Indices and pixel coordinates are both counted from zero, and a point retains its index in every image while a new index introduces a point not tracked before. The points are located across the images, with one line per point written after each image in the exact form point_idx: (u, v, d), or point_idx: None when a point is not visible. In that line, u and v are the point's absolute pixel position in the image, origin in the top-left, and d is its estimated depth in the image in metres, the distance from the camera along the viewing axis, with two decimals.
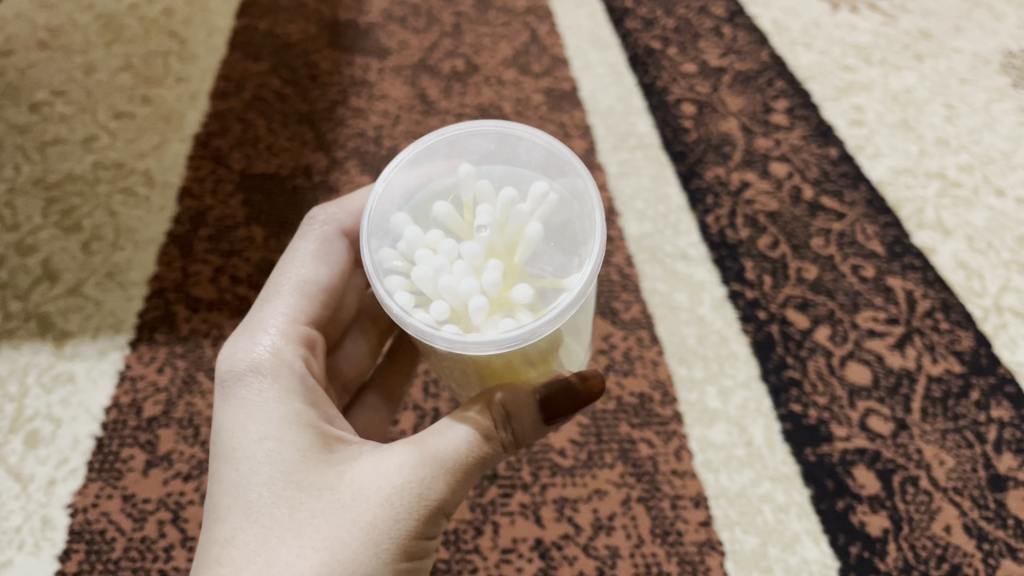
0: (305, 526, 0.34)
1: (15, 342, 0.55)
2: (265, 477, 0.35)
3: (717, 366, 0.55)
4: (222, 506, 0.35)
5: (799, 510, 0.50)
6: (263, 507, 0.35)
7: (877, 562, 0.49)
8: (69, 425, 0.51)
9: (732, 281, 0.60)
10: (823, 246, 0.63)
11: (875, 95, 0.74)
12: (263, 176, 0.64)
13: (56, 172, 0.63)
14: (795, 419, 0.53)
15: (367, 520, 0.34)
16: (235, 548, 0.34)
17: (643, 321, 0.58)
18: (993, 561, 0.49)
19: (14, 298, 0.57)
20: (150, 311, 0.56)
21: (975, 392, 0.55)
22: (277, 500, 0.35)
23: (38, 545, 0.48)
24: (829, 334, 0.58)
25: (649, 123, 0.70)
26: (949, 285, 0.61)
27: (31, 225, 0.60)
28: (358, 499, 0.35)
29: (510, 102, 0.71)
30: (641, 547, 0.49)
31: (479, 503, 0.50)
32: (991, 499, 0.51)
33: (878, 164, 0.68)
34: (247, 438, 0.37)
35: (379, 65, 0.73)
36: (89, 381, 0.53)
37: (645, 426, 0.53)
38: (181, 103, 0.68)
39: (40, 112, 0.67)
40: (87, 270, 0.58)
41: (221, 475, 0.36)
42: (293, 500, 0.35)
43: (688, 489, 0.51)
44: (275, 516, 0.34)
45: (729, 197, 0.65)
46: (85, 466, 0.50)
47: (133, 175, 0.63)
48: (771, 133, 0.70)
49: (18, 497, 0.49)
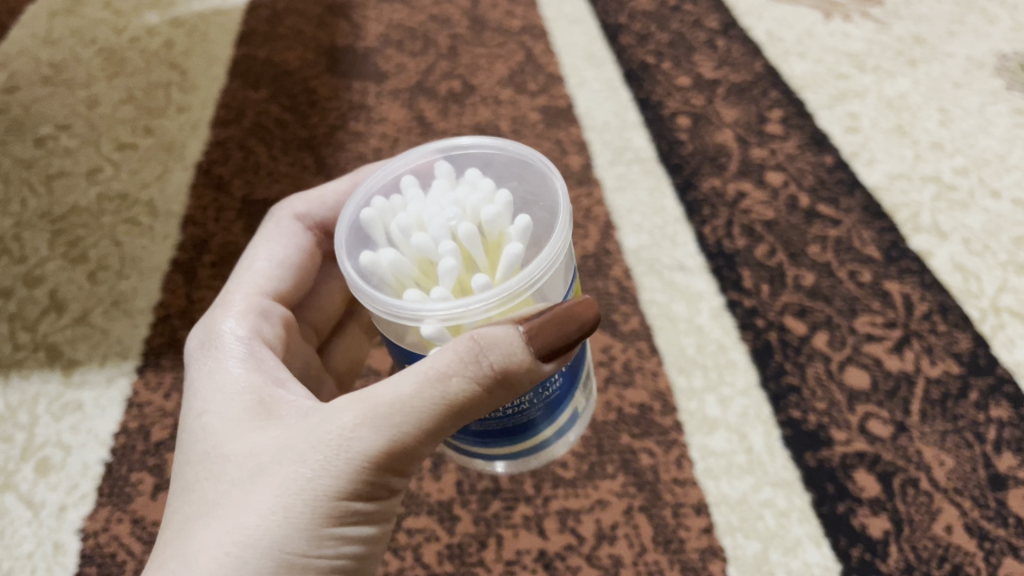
0: (225, 486, 0.36)
1: (24, 373, 0.56)
2: (201, 465, 0.38)
3: (716, 374, 0.56)
4: (175, 492, 0.38)
5: (800, 514, 0.50)
6: (204, 478, 0.37)
7: (878, 564, 0.49)
8: (78, 452, 0.52)
9: (730, 291, 0.61)
10: (820, 253, 0.63)
11: (868, 101, 0.75)
12: (265, 203, 0.65)
13: (62, 205, 0.64)
14: (794, 425, 0.54)
15: (272, 477, 0.35)
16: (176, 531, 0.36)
17: (642, 333, 0.58)
18: (995, 560, 0.49)
19: (23, 329, 0.58)
20: (156, 338, 0.57)
21: (974, 393, 0.56)
22: (206, 476, 0.37)
23: (50, 569, 0.48)
24: (827, 340, 0.58)
25: (645, 137, 0.71)
26: (946, 287, 0.61)
27: (38, 257, 0.61)
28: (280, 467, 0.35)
29: (507, 121, 0.72)
30: (643, 555, 0.49)
31: (482, 517, 0.51)
32: (992, 498, 0.51)
33: (873, 170, 0.69)
34: (191, 426, 0.40)
35: (378, 89, 0.74)
36: (98, 409, 0.54)
37: (645, 436, 0.54)
38: (183, 132, 0.70)
39: (45, 146, 0.69)
40: (94, 299, 0.59)
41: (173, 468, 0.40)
42: (217, 398, 0.40)
43: (689, 497, 0.51)
44: (203, 493, 0.36)
45: (726, 207, 0.66)
46: (95, 491, 0.50)
47: (138, 205, 0.64)
48: (765, 143, 0.71)
49: (30, 523, 0.50)
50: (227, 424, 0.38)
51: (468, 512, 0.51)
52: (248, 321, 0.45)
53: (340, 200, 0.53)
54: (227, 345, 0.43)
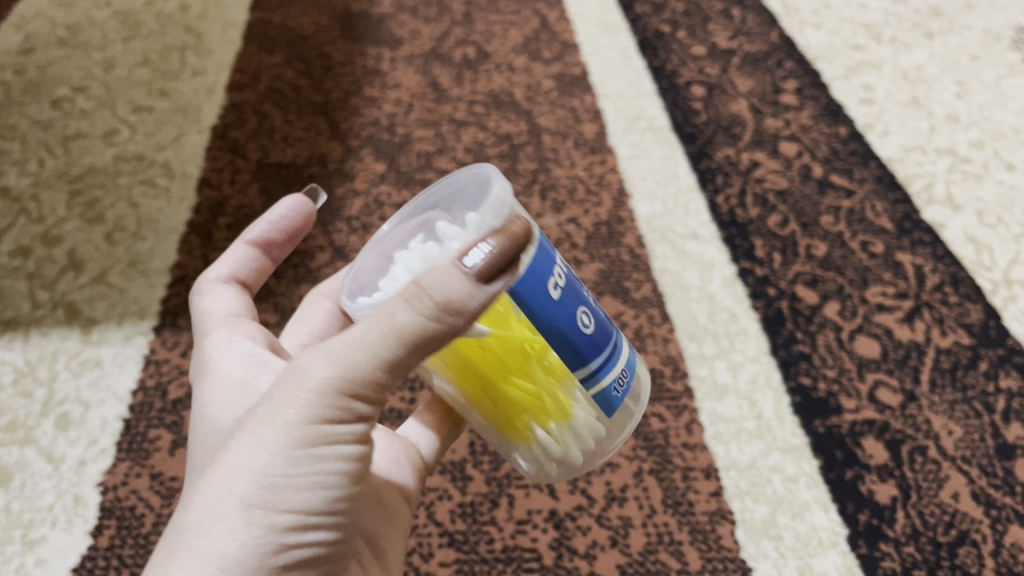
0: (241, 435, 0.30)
1: (43, 330, 0.56)
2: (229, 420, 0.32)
3: (727, 342, 0.56)
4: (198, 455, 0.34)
5: (808, 479, 0.51)
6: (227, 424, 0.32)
7: (886, 529, 0.49)
8: (98, 407, 0.53)
9: (742, 259, 0.61)
10: (833, 223, 0.63)
11: (885, 73, 0.74)
12: (280, 166, 0.65)
13: (79, 166, 0.65)
14: (804, 392, 0.54)
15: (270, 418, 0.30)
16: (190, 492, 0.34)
17: (654, 300, 0.59)
18: (1001, 527, 0.50)
19: (42, 287, 0.58)
20: (173, 298, 0.58)
21: (984, 363, 0.56)
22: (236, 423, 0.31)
23: (70, 521, 0.49)
24: (839, 309, 0.58)
25: (659, 105, 0.71)
26: (958, 259, 0.61)
27: (56, 217, 0.62)
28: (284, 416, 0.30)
29: (521, 88, 0.72)
30: (653, 517, 0.50)
31: (494, 477, 0.52)
32: (999, 467, 0.52)
33: (888, 141, 0.69)
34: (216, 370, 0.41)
35: (392, 56, 0.74)
36: (116, 366, 0.54)
37: (655, 400, 0.54)
38: (199, 96, 0.70)
39: (62, 108, 0.69)
40: (111, 259, 0.60)
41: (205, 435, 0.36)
42: (277, 398, 0.30)
43: (699, 461, 0.52)
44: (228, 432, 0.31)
45: (739, 176, 0.66)
46: (114, 446, 0.51)
47: (153, 166, 0.65)
48: (780, 113, 0.71)
49: (50, 477, 0.50)
50: (290, 420, 0.30)
51: (479, 472, 0.52)
52: (230, 326, 0.42)
53: (239, 258, 0.47)
54: (220, 368, 0.39)
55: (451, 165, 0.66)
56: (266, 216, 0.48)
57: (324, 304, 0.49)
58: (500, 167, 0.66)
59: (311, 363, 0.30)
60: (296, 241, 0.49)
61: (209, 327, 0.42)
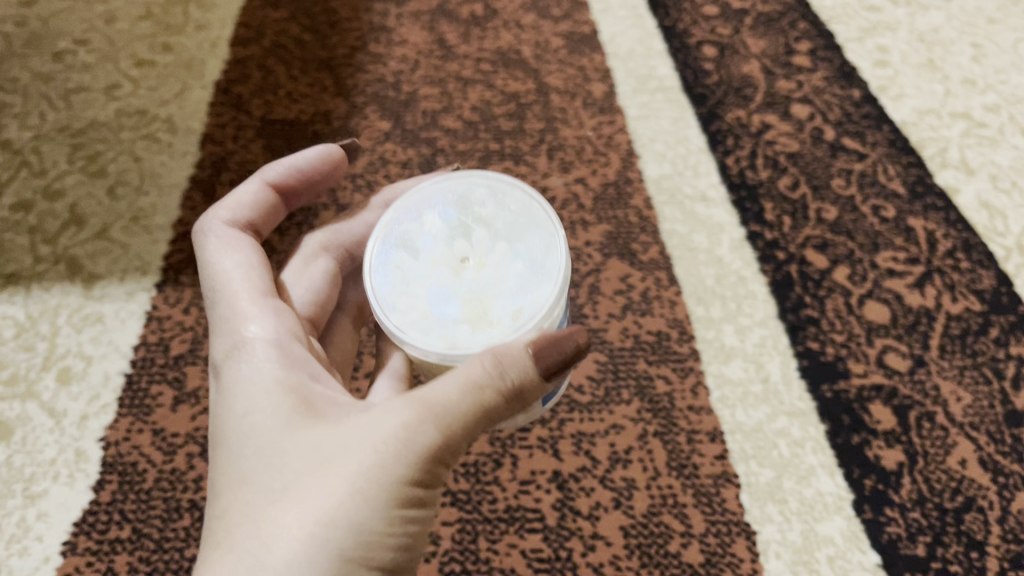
0: (329, 484, 0.32)
1: (45, 285, 0.56)
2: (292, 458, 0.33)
3: (734, 305, 0.56)
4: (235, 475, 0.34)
5: (814, 444, 0.51)
6: (291, 464, 0.33)
7: (891, 494, 0.49)
8: (99, 363, 0.52)
9: (752, 223, 0.60)
10: (844, 187, 0.62)
11: (901, 35, 0.73)
12: (283, 122, 0.64)
13: (81, 120, 0.64)
14: (812, 356, 0.54)
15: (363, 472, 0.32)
16: (232, 510, 0.33)
17: (661, 262, 0.58)
18: (1008, 494, 0.49)
19: (44, 242, 0.58)
20: (175, 254, 0.57)
21: (995, 330, 0.55)
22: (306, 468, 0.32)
23: (72, 476, 0.49)
24: (848, 274, 0.58)
25: (670, 65, 0.69)
26: (971, 225, 0.60)
27: (57, 171, 0.61)
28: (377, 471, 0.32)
29: (529, 46, 0.70)
30: (656, 479, 0.50)
31: (498, 437, 0.51)
32: (1008, 434, 0.51)
33: (902, 104, 0.67)
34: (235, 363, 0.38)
35: (398, 10, 0.73)
36: (119, 321, 0.54)
37: (661, 362, 0.54)
38: (202, 50, 0.69)
39: (63, 61, 0.68)
40: (113, 215, 0.59)
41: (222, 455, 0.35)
42: (364, 456, 0.32)
43: (704, 424, 0.51)
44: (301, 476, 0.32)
45: (750, 138, 0.65)
46: (116, 402, 0.51)
47: (156, 122, 0.64)
48: (793, 75, 0.69)
49: (52, 431, 0.50)
50: (382, 476, 0.32)
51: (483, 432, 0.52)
52: (277, 321, 0.39)
53: (257, 199, 0.45)
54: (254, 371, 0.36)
55: (457, 123, 0.65)
56: (291, 158, 0.46)
57: (323, 260, 0.48)
58: (507, 126, 0.65)
59: (409, 426, 0.33)
60: (312, 190, 0.48)
61: (238, 310, 0.38)
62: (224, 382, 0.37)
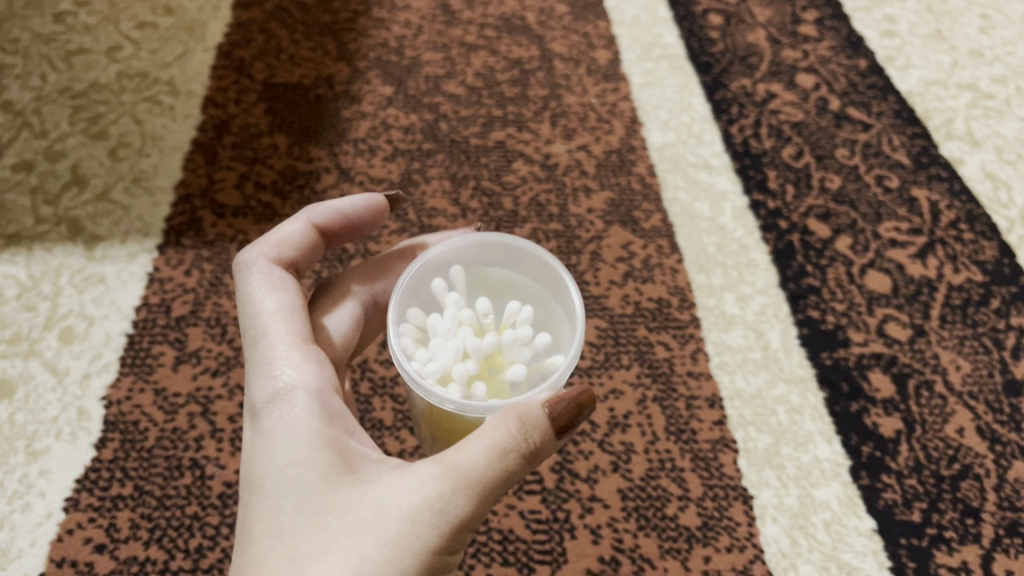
0: (357, 548, 0.30)
1: (47, 245, 0.56)
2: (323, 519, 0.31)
3: (736, 273, 0.56)
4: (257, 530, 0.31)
5: (813, 411, 0.51)
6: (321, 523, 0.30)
7: (888, 461, 0.49)
8: (101, 323, 0.53)
9: (755, 191, 0.60)
10: (848, 157, 0.62)
11: (909, 5, 0.72)
12: (285, 87, 0.64)
13: (82, 81, 0.64)
14: (812, 324, 0.54)
15: (394, 540, 0.30)
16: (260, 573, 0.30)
17: (663, 230, 0.58)
18: (1005, 462, 0.50)
19: (45, 202, 0.58)
20: (177, 217, 0.57)
21: (996, 300, 0.55)
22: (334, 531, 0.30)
23: (74, 434, 0.49)
24: (850, 244, 0.58)
25: (675, 34, 0.69)
26: (975, 196, 0.60)
27: (59, 132, 0.61)
28: (407, 539, 0.30)
29: (533, 12, 0.69)
30: (655, 443, 0.50)
31: None
32: (1006, 404, 0.52)
33: (908, 75, 0.67)
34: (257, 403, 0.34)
35: None
36: (120, 282, 0.54)
37: (662, 329, 0.54)
38: (204, 13, 0.68)
39: (64, 22, 0.67)
40: (115, 176, 0.59)
41: (251, 504, 0.32)
42: (395, 524, 0.30)
43: (703, 390, 0.51)
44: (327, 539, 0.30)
45: (754, 107, 0.65)
46: (118, 362, 0.51)
47: (157, 84, 0.64)
48: (799, 44, 0.69)
49: (54, 389, 0.50)
50: (410, 546, 0.30)
51: None
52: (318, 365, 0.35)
53: (302, 240, 0.41)
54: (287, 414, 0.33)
55: (460, 89, 0.65)
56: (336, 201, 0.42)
57: (351, 305, 0.42)
58: (510, 92, 0.65)
59: (442, 496, 0.30)
60: (353, 236, 0.44)
61: (267, 341, 0.35)
62: (251, 426, 0.34)
